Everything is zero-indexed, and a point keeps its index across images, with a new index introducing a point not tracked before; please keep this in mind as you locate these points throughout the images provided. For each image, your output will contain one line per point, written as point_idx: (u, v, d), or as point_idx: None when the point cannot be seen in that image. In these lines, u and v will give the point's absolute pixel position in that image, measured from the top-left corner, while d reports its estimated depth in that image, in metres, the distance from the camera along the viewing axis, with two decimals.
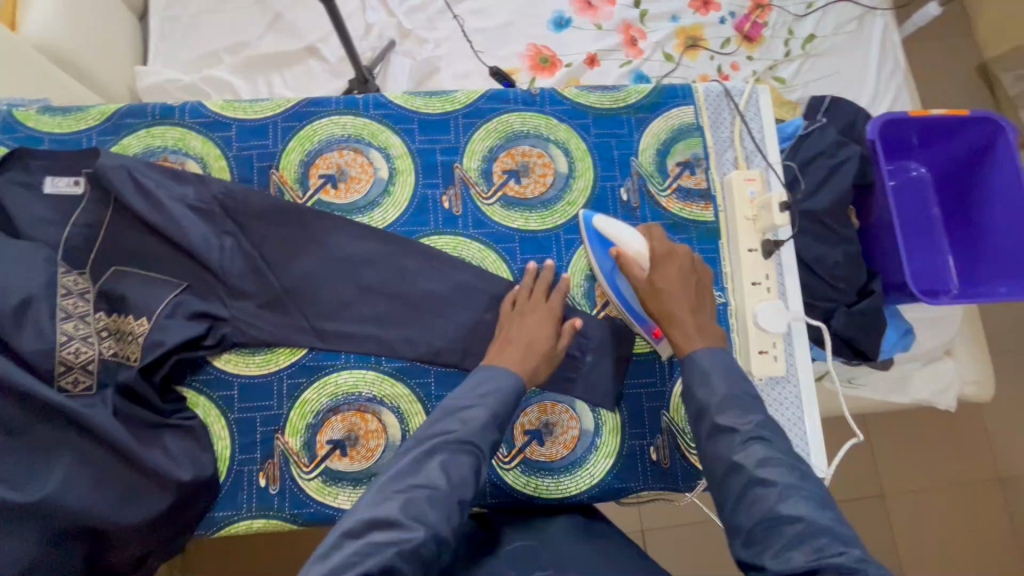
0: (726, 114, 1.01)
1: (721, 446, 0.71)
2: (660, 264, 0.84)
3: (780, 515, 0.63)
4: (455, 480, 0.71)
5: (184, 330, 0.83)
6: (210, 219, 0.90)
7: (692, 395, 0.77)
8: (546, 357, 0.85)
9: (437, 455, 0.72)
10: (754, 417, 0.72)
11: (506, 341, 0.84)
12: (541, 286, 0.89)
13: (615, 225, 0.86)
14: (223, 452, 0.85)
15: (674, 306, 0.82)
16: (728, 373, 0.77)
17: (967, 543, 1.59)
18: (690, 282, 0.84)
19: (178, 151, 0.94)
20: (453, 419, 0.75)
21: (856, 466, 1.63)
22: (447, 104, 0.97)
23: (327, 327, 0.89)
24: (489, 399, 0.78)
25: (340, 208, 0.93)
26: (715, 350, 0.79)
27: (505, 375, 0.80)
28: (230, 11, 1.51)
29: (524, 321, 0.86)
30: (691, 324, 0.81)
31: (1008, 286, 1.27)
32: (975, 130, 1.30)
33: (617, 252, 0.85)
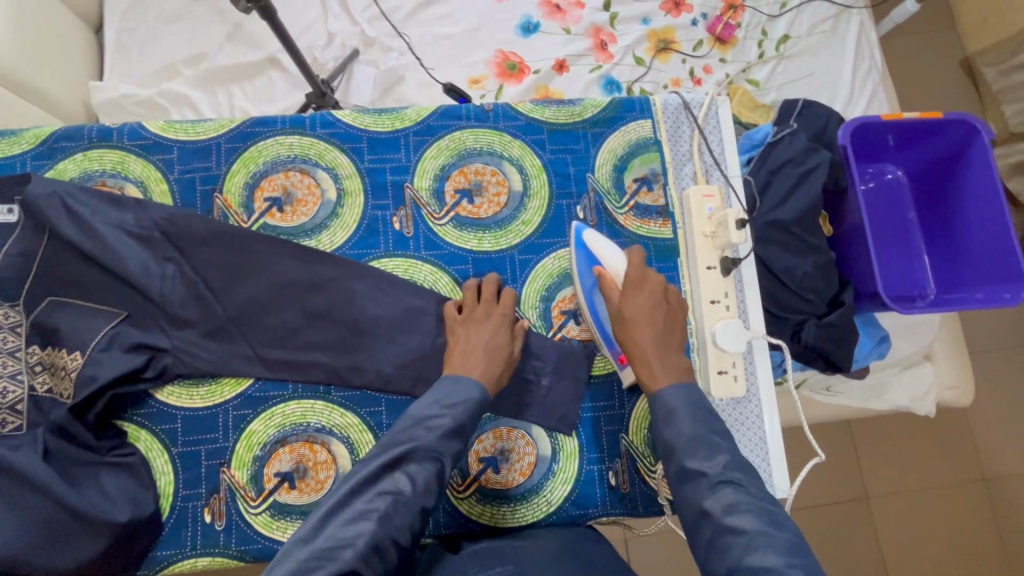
0: (685, 127, 0.98)
1: (693, 491, 0.69)
2: (632, 290, 0.82)
3: (746, 566, 0.60)
4: (417, 490, 0.69)
5: (119, 364, 0.80)
6: (150, 246, 0.86)
7: (661, 436, 0.75)
8: (502, 359, 0.83)
9: (400, 465, 0.70)
10: (721, 458, 0.70)
11: (463, 352, 0.82)
12: (487, 291, 0.87)
13: (603, 241, 0.86)
14: (166, 488, 0.83)
15: (640, 337, 0.80)
16: (694, 412, 0.75)
17: (950, 545, 1.58)
18: (659, 313, 0.82)
19: (117, 175, 0.90)
20: (420, 427, 0.73)
21: (840, 470, 1.61)
22: (397, 122, 0.94)
23: (273, 356, 0.86)
24: (455, 409, 0.75)
25: (287, 231, 0.90)
26: (680, 389, 0.77)
27: (465, 384, 0.78)
28: (189, 21, 1.48)
29: (473, 330, 0.84)
30: (658, 359, 0.79)
31: (983, 292, 1.24)
32: (952, 132, 1.26)
33: (600, 272, 0.85)
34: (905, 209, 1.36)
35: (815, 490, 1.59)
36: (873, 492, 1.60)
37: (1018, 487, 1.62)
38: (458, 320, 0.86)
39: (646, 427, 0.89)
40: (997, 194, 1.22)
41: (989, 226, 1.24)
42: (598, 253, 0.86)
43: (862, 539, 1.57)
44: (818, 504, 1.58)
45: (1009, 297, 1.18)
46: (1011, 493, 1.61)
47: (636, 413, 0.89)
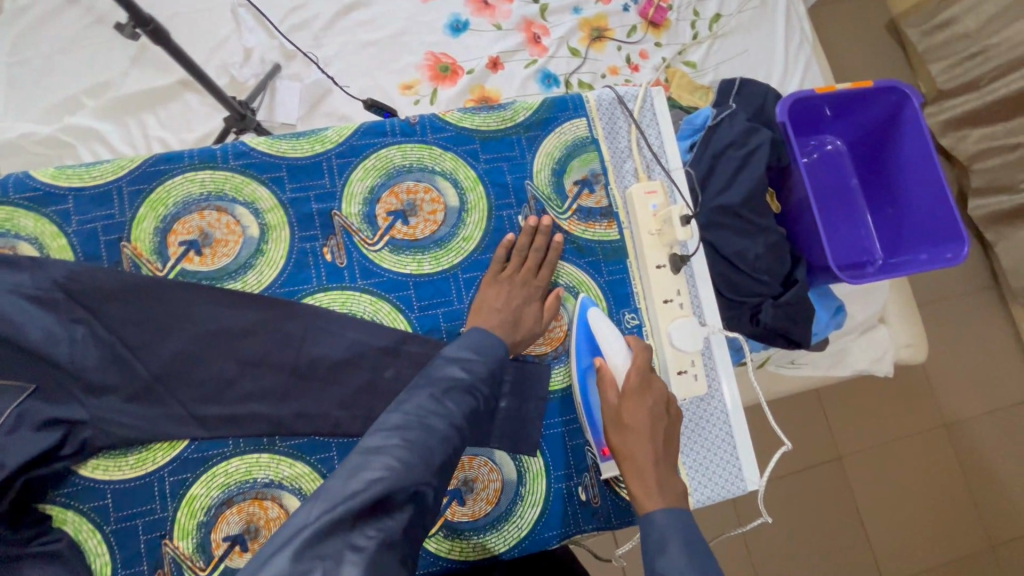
0: (622, 123, 0.95)
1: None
2: (633, 396, 0.78)
3: None
4: (460, 419, 0.67)
5: (29, 445, 0.73)
6: (54, 308, 0.78)
7: (651, 564, 0.67)
8: (527, 325, 0.83)
9: (441, 390, 0.68)
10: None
11: (490, 309, 0.82)
12: (535, 257, 0.86)
13: (608, 331, 0.83)
14: (102, 570, 0.75)
15: (636, 446, 0.75)
16: (687, 548, 0.67)
17: (921, 492, 1.64)
18: (659, 424, 0.77)
19: (6, 233, 0.81)
20: (458, 366, 0.71)
21: (811, 438, 1.63)
22: (317, 145, 0.87)
23: (208, 412, 0.80)
24: (484, 353, 0.74)
25: (208, 275, 0.83)
26: (674, 514, 0.71)
27: (485, 328, 0.78)
28: (88, 48, 1.36)
29: (511, 286, 0.84)
30: (654, 473, 0.74)
31: (928, 253, 1.26)
32: (885, 100, 1.28)
33: (601, 364, 0.81)
34: (848, 177, 1.38)
35: (792, 458, 1.61)
36: (845, 451, 1.64)
37: (979, 429, 1.68)
38: (496, 278, 0.85)
39: None
40: (930, 156, 1.24)
41: (928, 188, 1.26)
42: (602, 344, 0.83)
43: (841, 497, 1.61)
44: (796, 469, 1.61)
45: (952, 256, 1.20)
46: (973, 437, 1.68)
47: None
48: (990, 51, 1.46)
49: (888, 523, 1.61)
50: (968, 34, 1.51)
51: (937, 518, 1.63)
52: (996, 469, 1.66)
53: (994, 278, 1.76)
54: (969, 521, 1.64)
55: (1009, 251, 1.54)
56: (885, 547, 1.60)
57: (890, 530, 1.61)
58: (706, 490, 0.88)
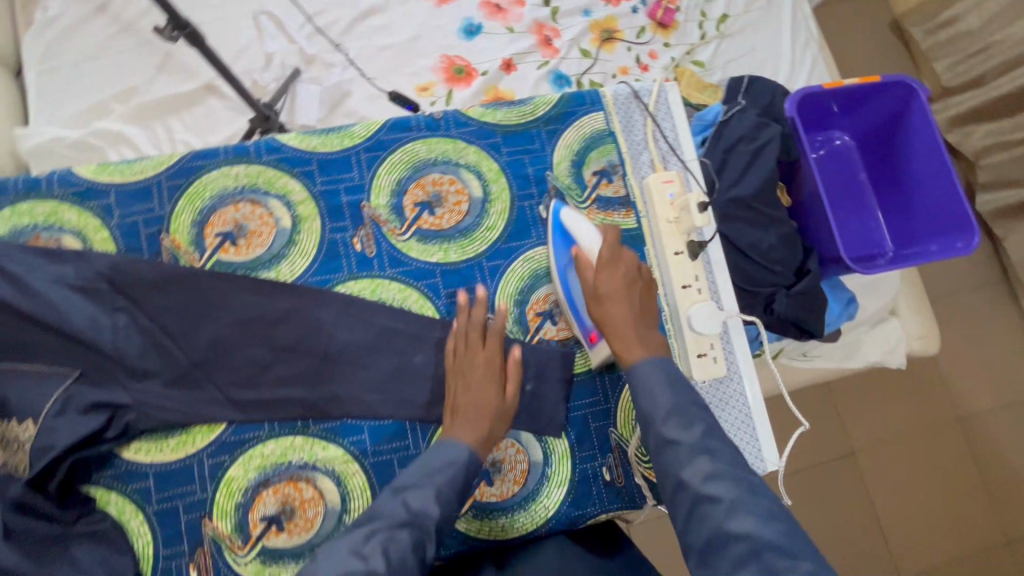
0: (638, 116, 0.98)
1: (667, 460, 0.68)
2: (605, 268, 0.82)
3: (728, 531, 0.59)
4: (395, 565, 0.63)
5: (76, 428, 0.75)
6: (97, 298, 0.82)
7: (639, 406, 0.74)
8: (500, 415, 0.81)
9: (379, 534, 0.66)
10: (697, 427, 0.69)
11: (455, 410, 0.80)
12: (476, 330, 0.84)
13: (579, 219, 0.86)
14: (145, 550, 0.78)
15: (614, 311, 0.80)
16: (670, 383, 0.74)
17: (936, 486, 1.64)
18: (634, 290, 0.82)
19: (51, 227, 0.84)
20: (397, 501, 0.70)
21: (824, 430, 1.65)
22: (346, 140, 0.91)
23: (243, 396, 0.83)
24: (436, 477, 0.72)
25: (243, 266, 0.86)
26: (656, 362, 0.76)
27: (454, 445, 0.76)
28: (115, 55, 1.40)
29: (469, 378, 0.82)
30: (635, 331, 0.79)
31: (938, 243, 1.28)
32: (892, 94, 1.31)
33: (577, 253, 0.84)
34: (856, 172, 1.41)
35: (805, 452, 1.62)
36: (858, 445, 1.65)
37: (991, 422, 1.69)
38: (450, 368, 0.84)
39: (633, 418, 0.89)
40: (938, 148, 1.27)
41: (937, 180, 1.28)
42: (575, 234, 0.86)
43: (854, 492, 1.61)
44: (809, 464, 1.62)
45: (962, 246, 1.22)
46: (986, 430, 1.68)
47: (622, 405, 0.90)
48: (992, 49, 1.49)
49: (901, 515, 1.62)
50: (971, 32, 1.53)
51: (953, 512, 1.63)
52: (1010, 463, 1.67)
53: (1002, 271, 1.77)
54: (983, 512, 1.64)
55: (1017, 244, 1.56)
56: (900, 538, 1.61)
57: (903, 524, 1.61)
58: None
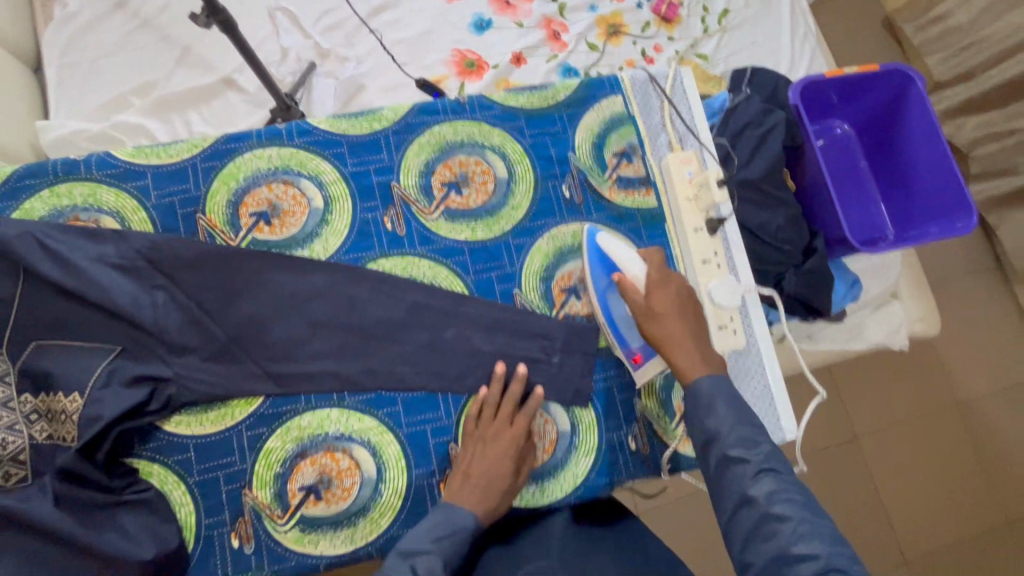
0: (655, 99, 1.01)
1: (731, 478, 0.71)
2: (656, 288, 0.85)
3: (793, 553, 0.63)
4: None
5: (123, 399, 0.78)
6: (138, 276, 0.84)
7: (702, 424, 0.77)
8: (510, 492, 0.82)
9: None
10: (761, 447, 0.73)
11: (468, 474, 0.81)
12: (507, 405, 0.85)
13: (615, 242, 0.88)
14: (188, 520, 0.80)
15: (671, 328, 0.83)
16: (731, 406, 0.77)
17: (936, 470, 1.68)
18: (685, 309, 0.85)
19: (90, 208, 0.86)
20: (406, 565, 0.72)
21: (826, 413, 1.69)
22: (375, 123, 0.94)
23: (281, 370, 0.85)
24: (443, 543, 0.75)
25: (278, 244, 0.88)
26: (716, 379, 0.79)
27: (459, 513, 0.78)
28: (135, 51, 1.43)
29: (492, 449, 0.82)
30: (692, 348, 0.82)
31: (938, 225, 1.33)
32: (889, 83, 1.36)
33: (620, 277, 0.86)
34: (857, 159, 1.45)
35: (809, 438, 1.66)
36: (860, 431, 1.69)
37: (987, 407, 1.73)
38: (473, 435, 0.84)
39: (657, 389, 0.92)
40: (936, 133, 1.32)
41: (935, 164, 1.33)
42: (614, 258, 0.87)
43: (857, 477, 1.65)
44: (814, 450, 1.65)
45: (962, 227, 1.26)
46: (982, 414, 1.73)
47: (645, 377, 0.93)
48: (981, 44, 1.55)
49: (904, 499, 1.65)
50: (961, 27, 1.59)
51: (954, 496, 1.67)
52: (1006, 445, 1.71)
53: (996, 259, 1.84)
54: (982, 495, 1.68)
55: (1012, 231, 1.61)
56: (901, 518, 1.64)
57: (907, 509, 1.65)
58: None
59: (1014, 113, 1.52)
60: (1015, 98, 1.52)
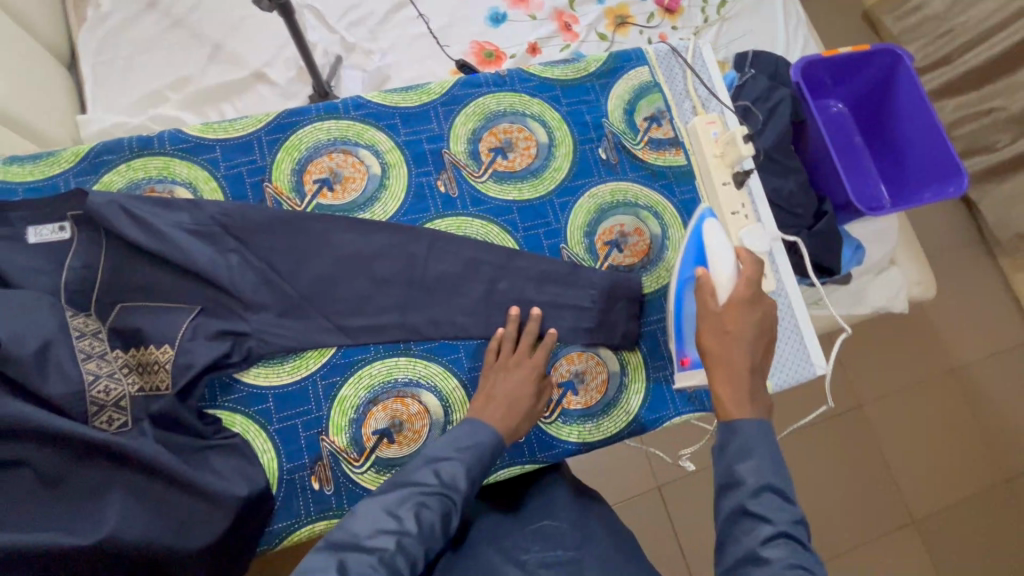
0: (678, 70, 1.11)
1: (744, 532, 0.69)
2: (739, 306, 0.81)
3: None
4: (424, 530, 0.70)
5: (209, 350, 0.83)
6: (211, 240, 0.88)
7: (731, 467, 0.72)
8: (530, 415, 0.86)
9: (414, 500, 0.72)
10: (787, 513, 0.69)
11: (489, 396, 0.85)
12: (524, 342, 0.90)
13: (718, 245, 0.86)
14: (270, 465, 0.85)
15: (733, 351, 0.78)
16: (771, 461, 0.72)
17: (943, 434, 1.67)
18: (761, 337, 0.80)
19: (164, 179, 0.93)
20: (429, 470, 0.75)
21: (827, 385, 1.70)
22: (424, 96, 1.01)
23: (350, 324, 0.90)
24: (466, 454, 0.78)
25: (340, 208, 0.94)
26: (759, 427, 0.74)
27: (482, 428, 0.81)
28: (168, 48, 1.47)
29: (514, 377, 0.87)
30: (743, 383, 0.76)
31: (932, 190, 1.39)
32: (878, 63, 1.44)
33: (702, 274, 0.85)
34: (851, 135, 1.52)
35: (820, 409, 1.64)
36: (866, 399, 1.68)
37: (984, 370, 1.72)
38: (492, 366, 0.89)
39: None
40: (924, 104, 1.40)
41: (925, 134, 1.41)
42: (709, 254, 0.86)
43: (866, 444, 1.65)
44: (822, 418, 1.65)
45: (954, 190, 1.34)
46: (983, 377, 1.72)
47: None
48: (957, 30, 1.65)
49: (913, 464, 1.64)
50: (937, 15, 1.69)
51: (960, 459, 1.66)
52: (1010, 409, 1.70)
53: (978, 234, 1.83)
54: (987, 457, 1.66)
55: (990, 209, 1.67)
56: (911, 485, 1.63)
57: (917, 474, 1.64)
58: (781, 374, 1.02)
59: (989, 94, 1.61)
60: (987, 81, 1.61)
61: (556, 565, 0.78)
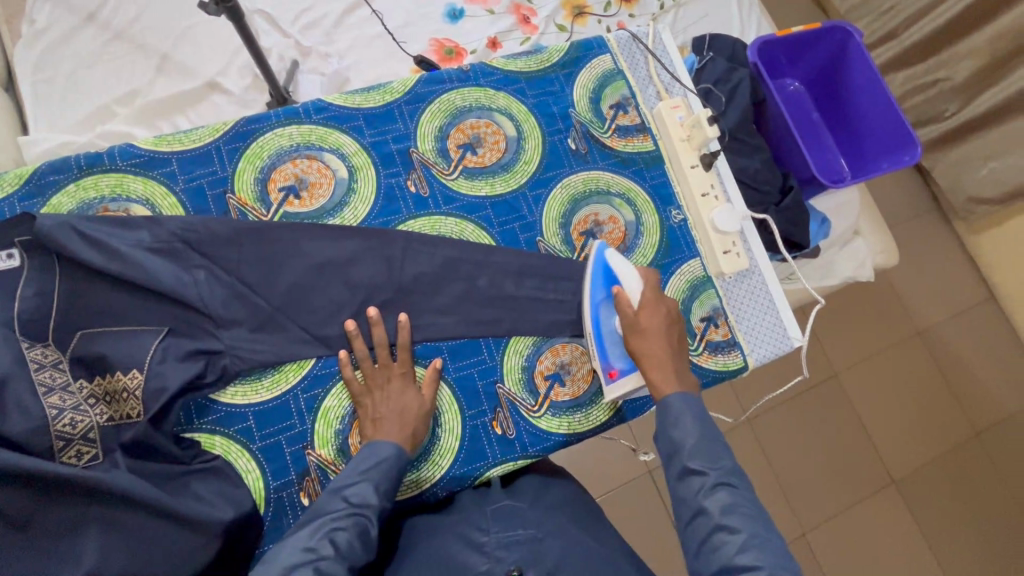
0: (640, 56, 1.11)
1: (689, 489, 0.75)
2: (649, 306, 0.87)
3: (736, 565, 0.67)
4: (342, 552, 0.71)
5: (181, 371, 0.80)
6: (175, 257, 0.84)
7: (669, 435, 0.80)
8: (424, 415, 0.86)
9: (326, 527, 0.72)
10: (724, 463, 0.76)
11: (377, 419, 0.83)
12: (382, 353, 0.87)
13: (624, 263, 0.90)
14: (256, 485, 0.82)
15: (655, 345, 0.86)
16: (698, 421, 0.80)
17: (911, 396, 1.73)
18: (673, 331, 0.88)
19: (118, 198, 0.88)
20: (337, 496, 0.75)
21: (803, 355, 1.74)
22: (387, 95, 0.99)
23: (328, 333, 0.88)
24: (372, 472, 0.78)
25: (309, 215, 0.92)
26: (688, 399, 0.82)
27: (383, 445, 0.80)
28: (113, 62, 1.40)
29: (389, 392, 0.85)
30: (670, 367, 0.85)
31: (887, 161, 1.44)
32: (831, 39, 1.47)
33: (618, 291, 0.88)
34: (810, 110, 1.55)
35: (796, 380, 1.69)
36: (839, 367, 1.73)
37: (946, 331, 1.79)
38: (365, 390, 0.85)
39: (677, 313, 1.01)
40: (876, 80, 1.45)
41: (879, 107, 1.46)
42: (617, 272, 0.89)
43: (842, 411, 1.70)
44: (799, 389, 1.69)
45: (909, 159, 1.40)
46: (945, 339, 1.79)
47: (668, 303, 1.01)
48: (900, 6, 1.69)
49: (886, 427, 1.70)
50: None
51: (929, 418, 1.72)
52: (971, 366, 1.77)
53: (934, 200, 1.90)
54: (952, 414, 1.74)
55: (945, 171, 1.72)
56: (886, 446, 1.68)
57: (891, 436, 1.69)
58: (760, 349, 1.02)
59: (935, 65, 1.66)
60: (931, 54, 1.67)
61: (515, 545, 0.77)
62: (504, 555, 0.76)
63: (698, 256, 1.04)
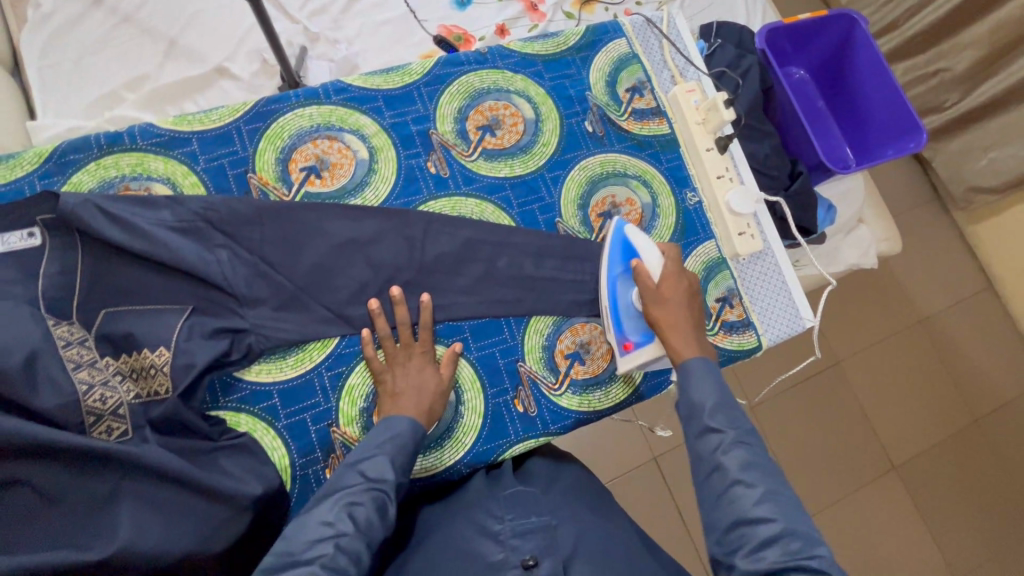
0: (655, 40, 1.12)
1: (707, 446, 0.76)
2: (670, 279, 0.89)
3: (754, 517, 0.68)
4: (362, 527, 0.71)
5: (208, 347, 0.81)
6: (196, 235, 0.84)
7: (689, 396, 0.81)
8: (442, 392, 0.86)
9: (343, 502, 0.72)
10: (742, 424, 0.77)
11: (395, 394, 0.84)
12: (405, 333, 0.87)
13: (642, 237, 0.90)
14: (282, 462, 0.83)
15: (674, 314, 0.87)
16: (718, 384, 0.82)
17: (912, 382, 1.76)
18: (694, 302, 0.90)
19: (139, 177, 0.88)
20: (353, 471, 0.75)
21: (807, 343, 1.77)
22: (406, 77, 0.99)
23: (351, 312, 0.88)
24: (387, 447, 0.78)
25: (330, 195, 0.92)
26: (707, 365, 0.84)
27: (400, 421, 0.81)
28: (120, 46, 1.39)
29: (408, 370, 0.85)
30: (690, 334, 0.87)
31: (892, 147, 1.46)
32: (836, 28, 1.49)
33: (637, 263, 0.89)
34: (815, 100, 1.57)
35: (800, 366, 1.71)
36: (842, 354, 1.76)
37: (946, 320, 1.82)
38: (388, 365, 0.86)
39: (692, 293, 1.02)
40: (881, 68, 1.46)
41: (884, 95, 1.48)
42: (636, 247, 0.90)
43: (844, 396, 1.72)
44: (803, 375, 1.72)
45: (913, 145, 1.42)
46: (945, 327, 1.82)
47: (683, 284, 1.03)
48: None
49: (887, 414, 1.73)
50: None
51: (929, 405, 1.75)
52: (970, 354, 1.80)
53: (933, 190, 1.92)
54: (952, 401, 1.77)
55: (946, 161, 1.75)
56: (887, 432, 1.71)
57: (891, 422, 1.72)
58: (774, 329, 1.04)
59: (937, 54, 1.67)
60: (933, 44, 1.69)
61: (530, 533, 0.76)
62: (518, 542, 0.75)
63: (713, 238, 1.05)
